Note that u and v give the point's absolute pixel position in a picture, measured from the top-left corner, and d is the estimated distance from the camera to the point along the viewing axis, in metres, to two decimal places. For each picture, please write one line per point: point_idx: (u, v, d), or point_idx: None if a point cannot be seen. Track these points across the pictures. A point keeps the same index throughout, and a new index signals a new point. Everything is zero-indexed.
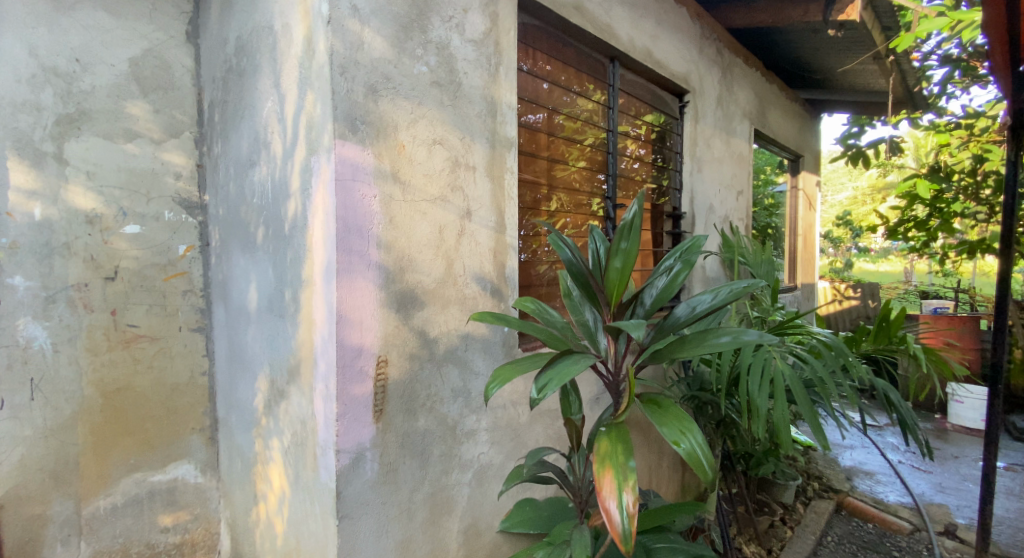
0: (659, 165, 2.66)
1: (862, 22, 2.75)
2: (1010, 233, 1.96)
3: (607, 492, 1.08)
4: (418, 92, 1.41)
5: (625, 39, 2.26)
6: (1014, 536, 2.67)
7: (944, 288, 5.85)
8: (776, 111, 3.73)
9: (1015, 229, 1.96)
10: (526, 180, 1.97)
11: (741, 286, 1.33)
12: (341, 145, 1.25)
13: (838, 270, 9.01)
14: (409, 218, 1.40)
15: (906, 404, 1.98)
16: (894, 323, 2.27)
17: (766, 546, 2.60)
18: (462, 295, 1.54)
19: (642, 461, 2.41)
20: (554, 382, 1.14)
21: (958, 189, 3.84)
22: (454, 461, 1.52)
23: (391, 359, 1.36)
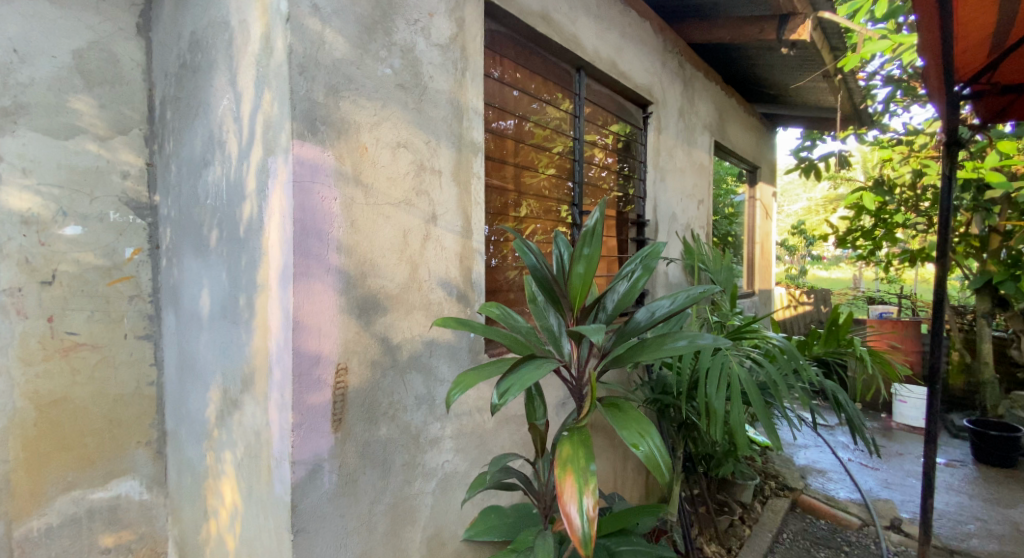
0: (625, 173, 2.71)
1: (813, 43, 2.86)
2: (944, 244, 2.06)
3: (568, 497, 1.07)
4: (382, 94, 1.39)
5: (591, 49, 2.28)
6: (954, 528, 2.80)
7: (889, 295, 6.16)
8: (735, 124, 3.84)
9: (949, 240, 2.07)
10: (494, 186, 1.96)
11: (698, 291, 1.35)
12: (300, 146, 1.21)
13: (793, 276, 9.37)
14: (371, 221, 1.37)
15: (855, 405, 2.06)
16: (842, 326, 2.37)
17: (725, 545, 2.64)
18: (426, 300, 1.51)
19: (606, 464, 2.42)
20: (515, 388, 1.13)
21: (900, 202, 4.13)
22: (417, 470, 1.49)
23: (350, 366, 1.32)
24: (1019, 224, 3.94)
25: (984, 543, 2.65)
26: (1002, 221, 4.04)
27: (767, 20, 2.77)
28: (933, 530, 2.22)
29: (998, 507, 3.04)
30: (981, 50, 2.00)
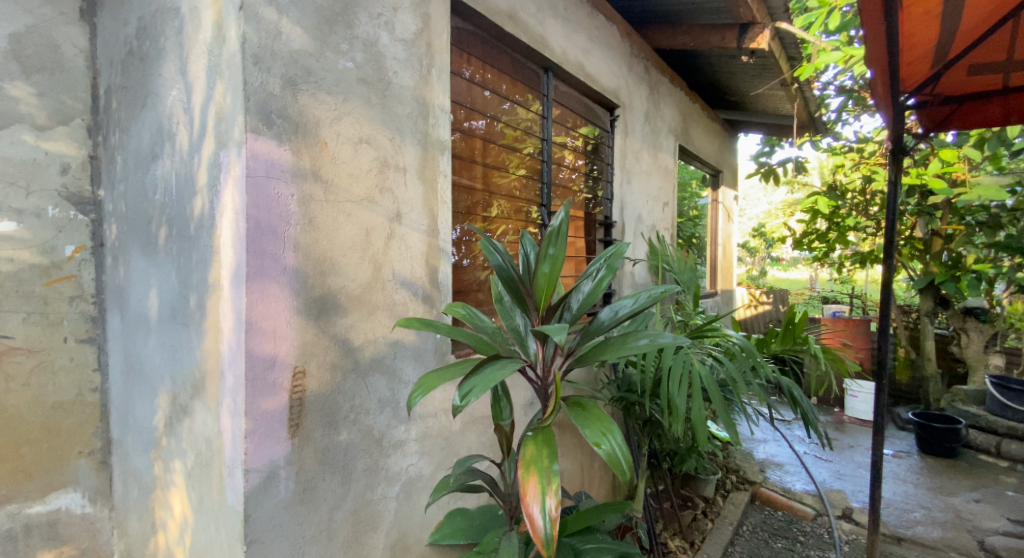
0: (593, 175, 2.73)
1: (771, 52, 2.92)
2: (892, 248, 2.15)
3: (530, 498, 1.06)
4: (343, 88, 1.34)
5: (559, 51, 2.28)
6: (900, 516, 2.93)
7: (842, 294, 6.42)
8: (699, 129, 3.92)
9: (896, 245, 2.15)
10: (462, 185, 1.94)
11: (660, 291, 1.36)
12: (254, 140, 1.16)
13: (754, 277, 9.68)
14: (332, 219, 1.32)
15: (809, 401, 2.12)
16: (798, 325, 2.43)
17: (689, 539, 2.68)
18: (390, 301, 1.48)
19: (572, 462, 2.42)
20: (478, 389, 1.11)
21: (851, 206, 4.32)
22: (380, 475, 1.46)
23: (308, 370, 1.28)
24: (959, 228, 4.15)
25: (928, 530, 2.78)
26: (943, 225, 4.25)
27: (728, 29, 2.81)
28: (880, 519, 2.31)
29: (940, 495, 3.20)
30: (923, 62, 2.08)
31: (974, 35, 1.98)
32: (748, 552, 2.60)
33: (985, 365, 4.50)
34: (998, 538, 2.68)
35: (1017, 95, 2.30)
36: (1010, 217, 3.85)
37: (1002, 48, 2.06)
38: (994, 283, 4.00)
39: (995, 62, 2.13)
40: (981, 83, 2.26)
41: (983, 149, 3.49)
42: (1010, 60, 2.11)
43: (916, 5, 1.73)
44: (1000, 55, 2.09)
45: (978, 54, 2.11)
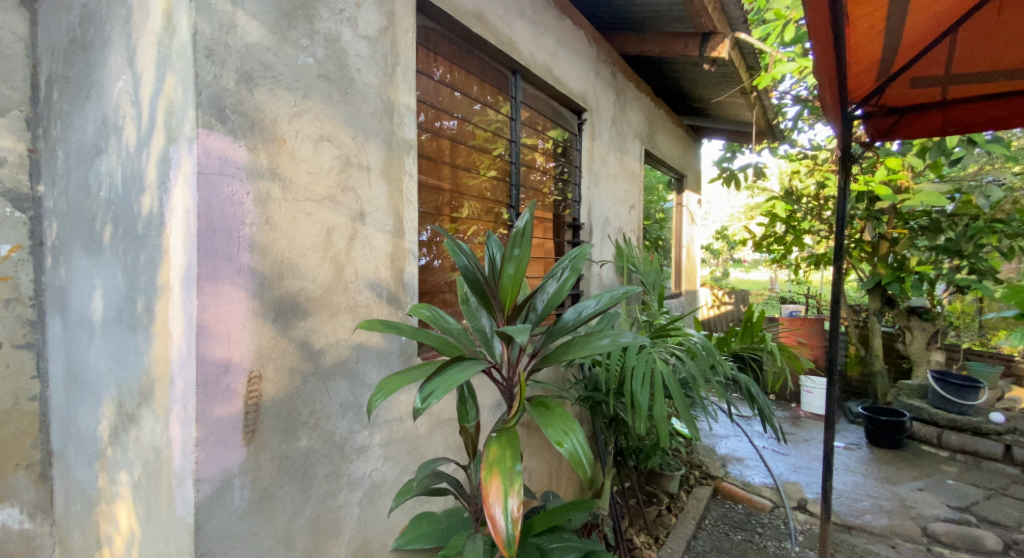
0: (562, 178, 2.74)
1: (731, 61, 2.99)
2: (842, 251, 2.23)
3: (493, 499, 1.05)
4: (303, 84, 1.30)
5: (527, 53, 2.27)
6: (851, 505, 3.05)
7: (798, 295, 6.67)
8: (664, 134, 3.99)
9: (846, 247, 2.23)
10: (430, 186, 1.92)
11: (622, 291, 1.37)
12: (206, 136, 1.11)
13: (717, 279, 9.95)
14: (290, 218, 1.28)
15: (765, 397, 2.18)
16: (756, 323, 2.50)
17: (653, 534, 2.71)
18: (353, 302, 1.44)
19: (540, 463, 2.43)
20: (439, 391, 1.09)
21: (806, 210, 4.54)
22: (342, 481, 1.42)
23: (265, 374, 1.23)
24: (904, 232, 4.36)
25: (876, 518, 2.89)
26: (889, 230, 4.47)
27: (690, 37, 2.87)
28: (832, 508, 2.39)
29: (887, 484, 3.34)
30: (869, 73, 2.15)
31: (915, 51, 2.06)
32: (711, 546, 2.65)
33: (928, 360, 4.73)
34: (939, 524, 2.82)
35: (954, 107, 2.41)
36: (950, 221, 4.13)
37: (941, 62, 2.15)
38: (934, 283, 4.22)
39: (934, 76, 2.23)
40: (922, 94, 2.36)
41: (925, 158, 3.62)
42: (948, 75, 2.22)
43: (863, 20, 1.78)
44: (939, 69, 2.19)
45: (919, 68, 2.20)
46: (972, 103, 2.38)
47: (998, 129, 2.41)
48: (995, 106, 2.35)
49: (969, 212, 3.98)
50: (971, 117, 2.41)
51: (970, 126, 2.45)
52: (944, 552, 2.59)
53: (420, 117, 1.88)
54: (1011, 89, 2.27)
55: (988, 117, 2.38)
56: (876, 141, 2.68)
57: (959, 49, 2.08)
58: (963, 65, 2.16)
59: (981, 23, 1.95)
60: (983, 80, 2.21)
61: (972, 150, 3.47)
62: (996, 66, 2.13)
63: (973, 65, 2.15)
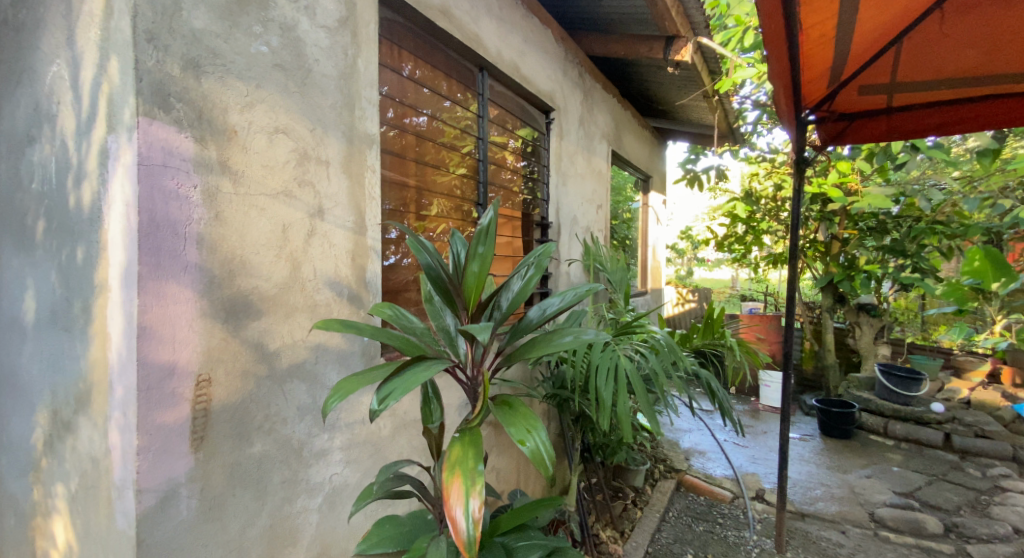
0: (530, 176, 2.72)
1: (694, 64, 3.04)
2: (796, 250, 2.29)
3: (454, 499, 1.03)
4: (256, 74, 1.25)
5: (494, 50, 2.25)
6: (805, 494, 3.15)
7: (757, 292, 6.87)
8: (631, 135, 4.04)
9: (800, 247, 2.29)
10: (394, 182, 1.87)
11: (585, 289, 1.37)
12: (148, 125, 1.05)
13: (683, 277, 10.16)
14: (242, 214, 1.22)
15: (725, 391, 2.22)
16: (716, 319, 2.55)
17: (619, 528, 2.72)
18: (311, 301, 1.39)
19: (507, 461, 2.41)
20: (398, 391, 1.06)
21: (765, 211, 4.69)
22: (300, 487, 1.37)
23: (215, 378, 1.18)
24: (853, 232, 4.53)
25: (828, 505, 3.00)
26: (840, 230, 4.61)
27: (655, 39, 2.89)
28: (787, 496, 2.57)
29: (838, 473, 3.47)
30: (821, 79, 2.21)
31: (864, 59, 2.13)
32: (674, 538, 2.69)
33: (875, 354, 4.95)
34: (885, 509, 2.94)
35: (899, 114, 2.52)
36: (896, 222, 4.31)
37: (887, 71, 2.22)
38: (882, 281, 4.41)
39: (881, 84, 2.31)
40: (870, 101, 2.45)
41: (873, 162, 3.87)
42: (894, 83, 2.29)
43: (815, 28, 1.82)
44: (885, 77, 2.26)
45: (867, 76, 2.27)
46: (916, 110, 2.48)
47: (940, 135, 2.52)
48: (936, 113, 2.45)
49: (913, 214, 4.19)
50: (915, 123, 2.52)
51: (914, 132, 2.55)
52: (890, 535, 2.71)
53: (388, 113, 1.84)
54: (951, 98, 2.37)
55: (930, 124, 2.48)
56: (827, 145, 2.77)
57: (903, 58, 2.15)
58: (907, 74, 2.24)
59: (924, 35, 2.02)
60: (926, 89, 2.30)
61: (915, 156, 3.64)
62: (937, 76, 2.21)
63: (916, 74, 2.23)
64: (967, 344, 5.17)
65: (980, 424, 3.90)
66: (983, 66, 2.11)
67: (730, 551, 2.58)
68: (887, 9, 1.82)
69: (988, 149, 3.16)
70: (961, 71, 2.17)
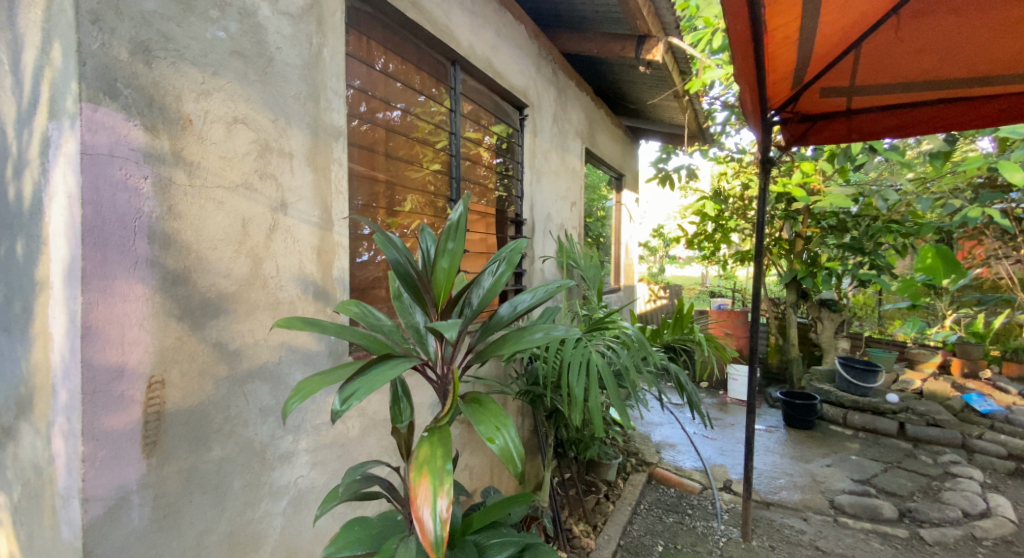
0: (503, 173, 2.69)
1: (665, 64, 3.07)
2: (761, 246, 2.33)
3: (422, 501, 1.01)
4: (212, 60, 1.19)
5: (466, 44, 2.21)
6: (770, 483, 3.22)
7: (726, 289, 7.01)
8: (604, 133, 4.05)
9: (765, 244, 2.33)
10: (363, 177, 1.83)
11: (556, 285, 1.37)
12: (92, 111, 1.00)
13: (655, 275, 10.30)
14: (199, 207, 1.17)
15: (694, 386, 2.24)
16: (686, 315, 2.58)
17: (592, 522, 2.73)
18: (273, 299, 1.34)
19: (480, 459, 2.39)
20: (362, 391, 1.03)
21: (733, 210, 4.79)
22: (263, 491, 1.32)
23: (169, 379, 1.12)
24: (816, 230, 4.65)
25: (791, 494, 3.08)
26: (804, 228, 4.73)
27: (627, 39, 2.90)
28: (752, 486, 2.61)
29: (800, 462, 3.56)
30: (785, 81, 2.24)
31: (826, 61, 2.17)
32: (645, 530, 2.71)
33: (835, 347, 5.10)
34: (844, 496, 3.03)
35: (858, 116, 2.59)
36: (854, 221, 4.44)
37: (846, 74, 2.27)
38: (842, 278, 4.55)
39: (841, 87, 2.36)
40: (831, 103, 2.51)
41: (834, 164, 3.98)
42: (853, 86, 2.34)
43: (779, 31, 1.82)
44: (845, 80, 2.31)
45: (827, 79, 2.31)
46: (873, 113, 2.55)
47: (896, 137, 2.59)
48: (892, 116, 2.52)
49: (871, 213, 4.32)
50: (874, 125, 2.59)
51: (872, 134, 2.62)
52: (848, 521, 2.79)
53: (361, 106, 1.83)
54: (906, 101, 2.43)
55: (886, 126, 2.55)
56: (791, 145, 2.83)
57: (862, 63, 2.20)
58: (865, 77, 2.29)
59: (880, 41, 2.06)
60: (883, 92, 2.36)
61: (873, 157, 3.75)
62: (894, 80, 2.27)
63: (873, 78, 2.28)
64: (919, 337, 5.37)
65: (932, 414, 4.05)
66: (936, 71, 2.17)
67: (699, 541, 2.61)
68: (847, 13, 1.85)
69: (940, 151, 3.28)
70: (916, 75, 2.23)
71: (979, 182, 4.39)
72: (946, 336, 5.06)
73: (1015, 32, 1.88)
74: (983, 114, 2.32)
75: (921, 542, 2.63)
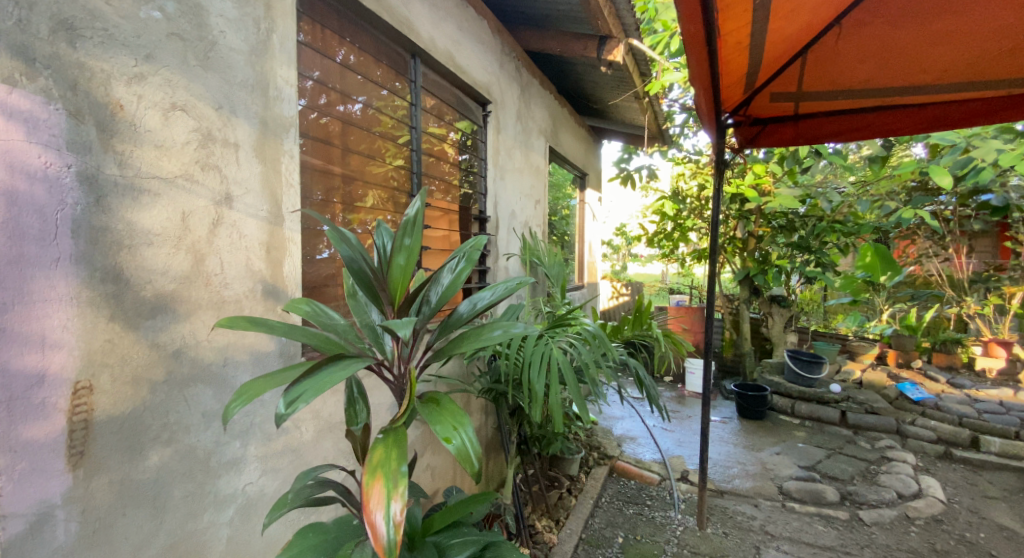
0: (466, 169, 2.64)
1: (626, 65, 3.09)
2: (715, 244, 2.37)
3: (374, 504, 0.97)
4: (146, 43, 1.11)
5: (426, 37, 2.15)
6: (724, 472, 3.31)
7: (684, 286, 7.18)
8: (568, 132, 4.06)
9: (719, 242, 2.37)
10: (318, 171, 1.76)
11: (516, 282, 1.34)
12: (8, 93, 0.94)
13: (618, 273, 10.47)
14: (131, 200, 1.10)
15: (653, 381, 2.27)
16: (645, 311, 2.61)
17: (554, 517, 2.74)
18: (218, 298, 1.26)
19: (441, 459, 2.34)
20: (309, 394, 0.99)
21: (690, 209, 4.90)
22: (207, 500, 1.25)
23: (98, 385, 1.05)
24: (767, 230, 4.80)
25: (744, 481, 3.17)
26: (756, 227, 4.88)
27: (589, 38, 2.91)
28: (707, 476, 2.66)
29: (752, 451, 3.67)
30: (738, 85, 2.28)
31: (775, 66, 2.21)
32: (606, 523, 2.73)
33: (785, 341, 5.29)
34: (791, 482, 3.14)
35: (805, 121, 2.67)
36: (802, 222, 4.59)
37: (794, 80, 2.33)
38: (791, 275, 4.71)
39: (789, 92, 2.43)
40: (779, 107, 2.58)
41: (783, 166, 4.09)
42: (801, 92, 2.41)
43: (732, 35, 1.83)
44: (793, 85, 2.37)
45: (777, 84, 2.37)
46: (818, 118, 2.64)
47: (839, 141, 2.69)
48: (836, 121, 2.61)
49: (816, 214, 4.48)
50: (819, 130, 2.68)
51: (817, 138, 2.71)
52: (795, 505, 2.89)
53: (321, 99, 1.77)
54: (849, 108, 2.53)
55: (830, 131, 2.65)
56: (744, 147, 2.90)
57: (809, 69, 2.26)
58: (811, 84, 2.36)
59: (825, 48, 2.12)
60: (827, 98, 2.44)
61: (819, 161, 3.90)
62: (838, 87, 2.35)
63: (819, 84, 2.35)
64: (859, 330, 5.59)
65: (870, 402, 4.23)
66: (875, 79, 2.25)
67: (657, 531, 2.65)
68: (795, 20, 1.89)
69: (878, 156, 3.44)
70: (858, 83, 2.31)
71: (912, 185, 4.65)
72: (882, 329, 5.24)
73: (945, 43, 1.97)
74: (916, 121, 2.42)
75: (860, 523, 2.75)
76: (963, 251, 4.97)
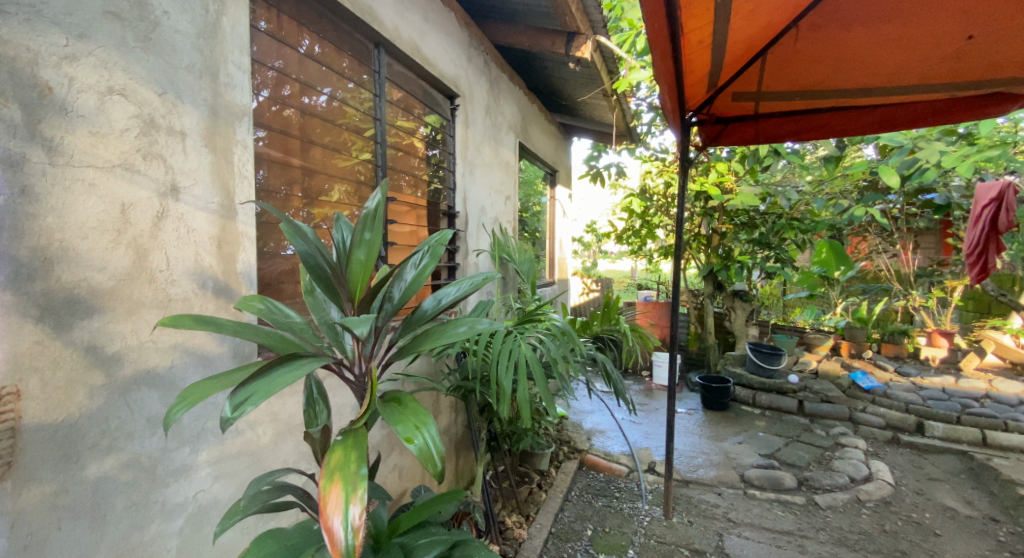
0: (433, 163, 2.59)
1: (593, 62, 3.08)
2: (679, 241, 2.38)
3: (331, 509, 0.93)
4: (79, 21, 1.04)
5: (391, 27, 2.09)
6: (689, 461, 3.37)
7: (652, 281, 7.28)
8: (537, 128, 4.03)
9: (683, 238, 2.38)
10: (276, 163, 1.68)
11: (481, 278, 1.31)
12: None
13: (588, 270, 10.54)
14: (62, 189, 1.03)
15: (620, 375, 2.27)
16: (612, 306, 2.61)
17: (524, 512, 2.72)
18: (164, 296, 1.19)
19: (408, 458, 2.29)
20: (257, 397, 0.94)
21: (657, 206, 4.95)
22: (153, 511, 1.18)
23: (26, 389, 0.99)
24: (730, 226, 4.89)
25: (708, 471, 3.22)
26: (719, 224, 4.97)
27: (557, 35, 2.87)
28: (673, 466, 2.68)
29: (716, 441, 3.74)
30: (700, 85, 2.30)
31: (737, 66, 2.24)
32: (576, 516, 2.73)
33: (747, 334, 5.42)
34: (752, 470, 3.21)
35: (764, 120, 2.71)
36: (762, 219, 4.70)
37: (755, 80, 2.36)
38: (752, 271, 4.82)
39: (750, 92, 2.46)
40: (740, 106, 2.62)
41: (745, 164, 4.17)
42: (762, 91, 2.44)
43: (695, 33, 1.83)
44: (753, 85, 2.40)
45: (738, 84, 2.40)
46: (777, 117, 2.68)
47: (796, 140, 2.75)
48: (794, 120, 2.66)
49: (776, 212, 4.59)
50: (778, 129, 2.73)
51: (776, 136, 2.76)
52: (755, 492, 2.96)
53: (280, 90, 1.70)
54: (806, 108, 2.58)
55: (788, 130, 2.70)
56: (707, 145, 2.93)
57: (768, 69, 2.29)
58: (770, 84, 2.39)
59: (784, 48, 2.15)
60: (785, 98, 2.48)
61: (778, 160, 3.98)
62: (795, 87, 2.39)
63: (778, 85, 2.39)
64: (815, 322, 5.82)
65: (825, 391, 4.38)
66: (830, 80, 2.30)
67: (624, 522, 2.67)
68: (754, 21, 1.91)
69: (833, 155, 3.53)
70: (814, 84, 2.35)
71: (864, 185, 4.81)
72: (836, 322, 5.48)
73: (894, 47, 2.03)
74: (867, 122, 2.49)
75: (815, 507, 2.83)
76: (909, 246, 5.15)
